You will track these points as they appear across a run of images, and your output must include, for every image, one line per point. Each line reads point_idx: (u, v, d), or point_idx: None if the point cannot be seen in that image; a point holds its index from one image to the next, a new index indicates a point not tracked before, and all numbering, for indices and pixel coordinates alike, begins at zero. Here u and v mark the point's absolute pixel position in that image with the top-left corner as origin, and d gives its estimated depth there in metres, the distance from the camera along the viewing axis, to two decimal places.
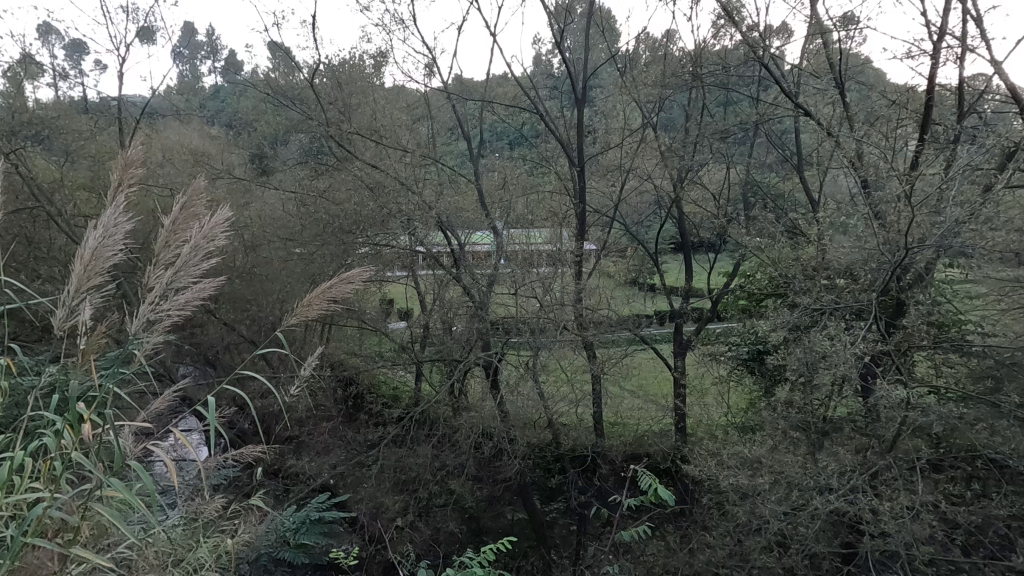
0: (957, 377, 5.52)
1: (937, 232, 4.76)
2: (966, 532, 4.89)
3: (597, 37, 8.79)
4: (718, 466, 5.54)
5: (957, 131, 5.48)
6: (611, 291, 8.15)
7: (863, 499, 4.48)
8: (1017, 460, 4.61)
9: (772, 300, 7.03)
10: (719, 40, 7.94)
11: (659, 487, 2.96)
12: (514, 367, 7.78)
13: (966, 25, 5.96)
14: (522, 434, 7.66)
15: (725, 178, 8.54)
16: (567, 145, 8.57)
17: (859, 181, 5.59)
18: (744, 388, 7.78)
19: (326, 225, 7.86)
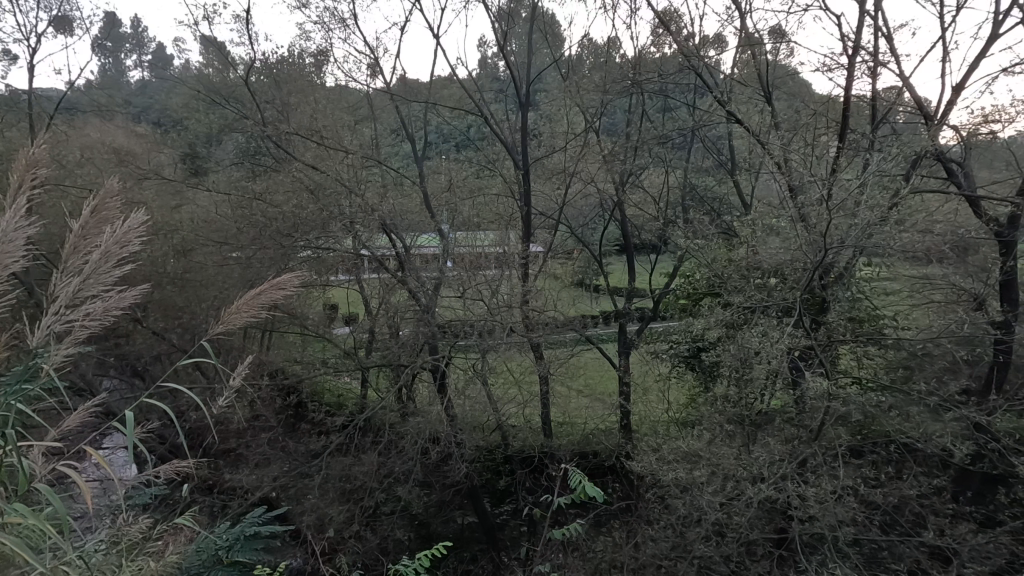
0: (874, 368, 5.92)
1: (855, 233, 5.09)
2: (885, 513, 5.26)
3: (540, 42, 8.91)
4: (659, 461, 5.71)
5: (872, 139, 5.90)
6: (557, 293, 8.30)
7: (792, 486, 4.73)
8: (925, 443, 4.99)
9: (709, 298, 7.33)
10: (657, 48, 8.23)
11: (590, 485, 3.01)
12: (462, 370, 7.75)
13: (877, 42, 6.44)
14: (471, 437, 7.64)
15: (664, 181, 8.85)
16: (511, 149, 8.65)
17: (786, 186, 5.92)
18: (684, 384, 8.05)
19: (263, 228, 7.56)
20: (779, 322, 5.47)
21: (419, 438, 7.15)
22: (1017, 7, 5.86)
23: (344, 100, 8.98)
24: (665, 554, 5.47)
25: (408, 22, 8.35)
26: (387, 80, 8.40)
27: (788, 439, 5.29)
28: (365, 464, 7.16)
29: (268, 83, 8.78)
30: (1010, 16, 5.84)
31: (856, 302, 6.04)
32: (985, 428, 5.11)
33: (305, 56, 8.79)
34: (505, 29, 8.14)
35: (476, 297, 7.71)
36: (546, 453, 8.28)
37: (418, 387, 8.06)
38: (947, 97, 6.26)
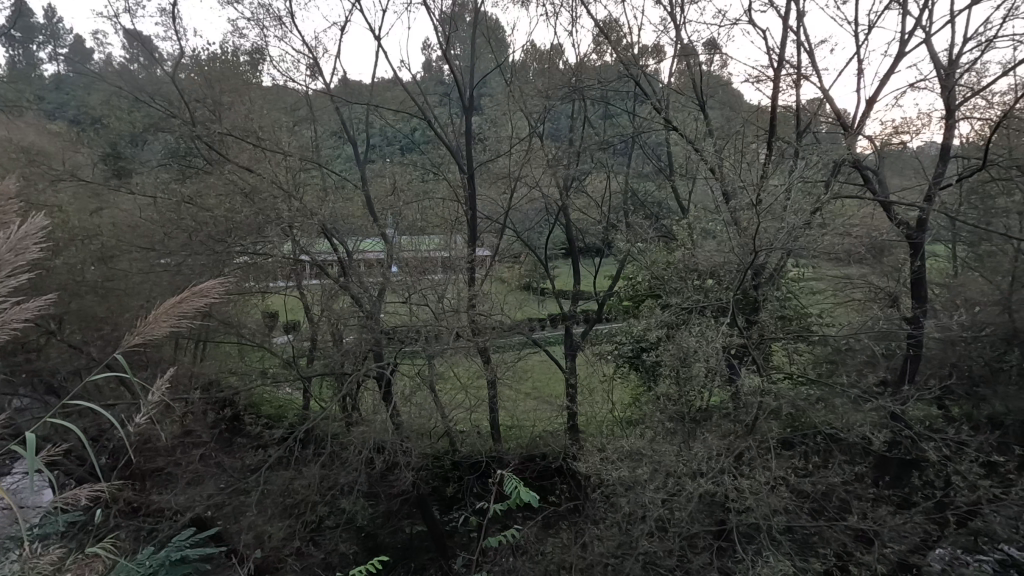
0: (803, 363, 6.26)
1: (782, 236, 5.37)
2: (814, 500, 5.55)
3: (483, 46, 8.93)
4: (605, 460, 5.81)
5: (797, 147, 6.25)
6: (503, 297, 8.32)
7: (728, 479, 4.92)
8: (848, 432, 5.30)
9: (650, 300, 7.55)
10: (597, 56, 8.43)
11: (522, 489, 3.06)
12: (408, 377, 7.62)
13: (800, 56, 6.85)
14: (418, 444, 7.51)
15: (606, 187, 9.04)
16: (456, 153, 8.61)
17: (719, 191, 6.18)
18: (628, 384, 8.24)
19: (193, 233, 7.17)
20: (715, 321, 5.70)
21: (363, 448, 6.96)
22: (919, 28, 6.39)
23: (281, 100, 8.68)
24: (611, 552, 5.56)
25: (348, 23, 8.17)
26: (327, 81, 8.19)
27: (725, 434, 5.50)
28: (307, 477, 6.88)
29: (199, 81, 8.36)
30: (914, 37, 6.37)
31: (786, 301, 6.37)
32: (900, 417, 5.49)
33: (238, 54, 8.44)
34: (448, 33, 8.11)
35: (421, 302, 7.60)
36: (495, 457, 8.26)
37: (363, 395, 7.85)
38: (862, 109, 6.74)
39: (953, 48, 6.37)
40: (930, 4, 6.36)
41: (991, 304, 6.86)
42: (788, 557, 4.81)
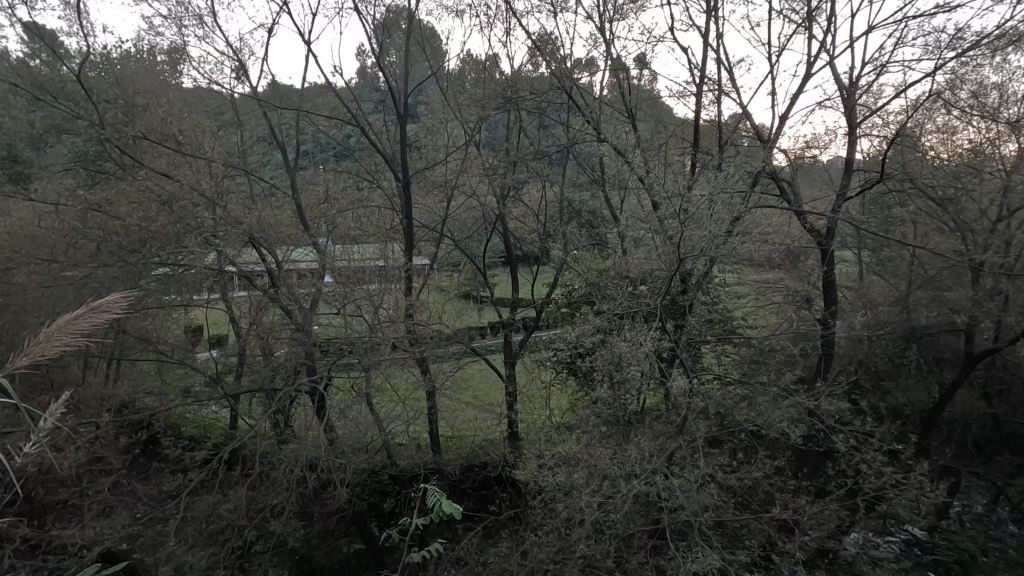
0: (728, 364, 6.57)
1: (705, 243, 5.64)
2: (740, 495, 5.80)
3: (418, 54, 8.86)
4: (543, 467, 5.85)
5: (719, 159, 6.59)
6: (441, 306, 8.25)
7: (661, 480, 5.06)
8: (768, 428, 5.60)
9: (586, 306, 7.71)
10: (532, 67, 8.53)
11: (445, 502, 3.01)
12: (342, 391, 7.39)
13: (721, 74, 7.26)
14: (354, 460, 7.26)
15: (542, 196, 9.17)
16: (391, 161, 8.49)
17: (648, 200, 6.42)
18: (567, 389, 8.33)
19: (102, 244, 6.64)
20: (646, 326, 5.89)
21: (294, 466, 6.65)
22: (824, 51, 6.94)
23: (203, 103, 8.25)
24: (551, 558, 5.60)
25: (276, 25, 7.89)
26: (253, 85, 7.86)
27: (657, 435, 5.67)
28: (232, 501, 6.49)
29: (110, 82, 7.82)
30: (820, 59, 6.91)
31: (712, 305, 6.67)
32: (816, 412, 5.85)
33: (155, 53, 7.96)
34: (381, 40, 7.98)
35: (356, 312, 7.40)
36: (434, 469, 8.14)
37: (295, 411, 7.53)
38: (776, 124, 7.23)
39: (854, 71, 6.94)
40: (832, 30, 6.93)
41: (891, 305, 7.49)
42: (716, 551, 5.01)
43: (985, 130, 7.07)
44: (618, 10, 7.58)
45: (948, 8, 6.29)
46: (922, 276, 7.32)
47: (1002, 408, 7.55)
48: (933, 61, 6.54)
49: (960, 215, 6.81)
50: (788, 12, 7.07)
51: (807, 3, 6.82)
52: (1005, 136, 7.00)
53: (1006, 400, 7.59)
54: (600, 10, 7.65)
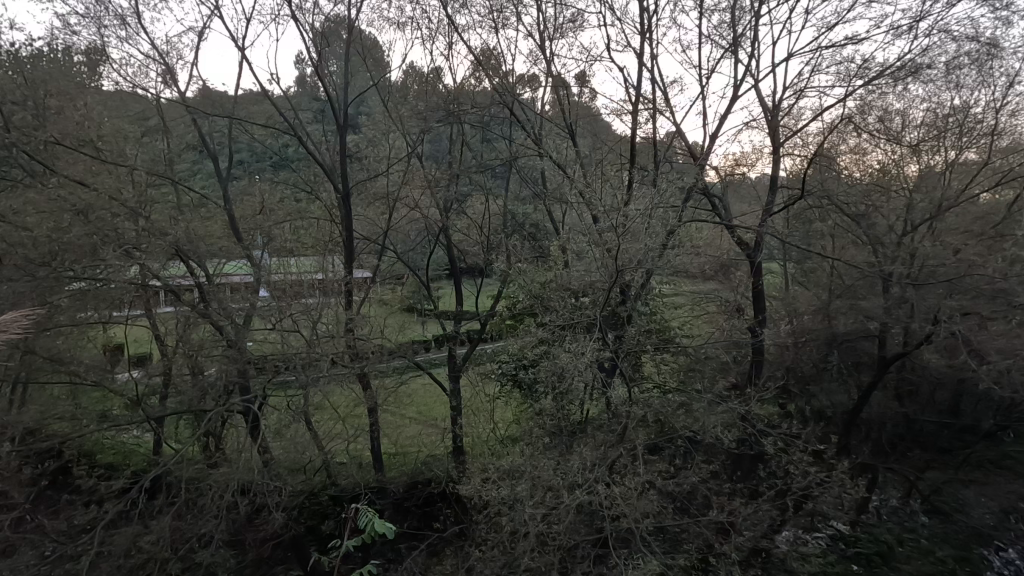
0: (667, 373, 6.75)
1: (642, 255, 5.80)
2: (680, 500, 5.94)
3: (359, 64, 8.73)
4: (488, 480, 5.80)
5: (655, 175, 6.82)
6: (383, 320, 8.07)
7: (602, 489, 5.10)
8: (703, 434, 5.78)
9: (530, 318, 7.77)
10: (475, 82, 8.56)
11: (378, 522, 2.94)
12: (277, 409, 7.06)
13: (655, 93, 7.57)
14: (290, 481, 6.94)
15: (486, 209, 9.18)
16: (330, 171, 8.27)
17: (588, 213, 6.54)
18: (512, 402, 8.28)
19: (4, 256, 6.08)
20: (587, 336, 5.98)
21: (222, 491, 6.26)
22: (749, 75, 7.39)
23: (125, 107, 7.79)
24: (495, 572, 5.55)
25: (207, 29, 7.58)
26: (181, 90, 7.50)
27: (599, 444, 5.75)
28: (153, 532, 6.04)
29: (17, 82, 7.24)
30: (746, 83, 7.35)
31: (651, 316, 6.87)
32: (748, 417, 6.09)
33: (72, 53, 7.47)
34: (319, 48, 7.80)
35: (293, 327, 7.12)
36: (376, 488, 7.91)
37: (227, 433, 7.14)
38: (707, 143, 7.61)
39: (776, 94, 7.41)
40: (755, 55, 7.39)
41: (814, 313, 7.97)
42: (657, 556, 5.10)
43: (890, 153, 7.78)
44: (558, 29, 7.78)
45: (855, 40, 6.85)
46: (840, 286, 7.84)
47: (912, 407, 8.18)
48: (844, 88, 7.09)
49: (871, 229, 7.37)
50: (716, 38, 7.49)
51: (733, 30, 7.24)
52: (908, 158, 7.76)
53: (915, 400, 8.23)
54: (540, 28, 7.82)
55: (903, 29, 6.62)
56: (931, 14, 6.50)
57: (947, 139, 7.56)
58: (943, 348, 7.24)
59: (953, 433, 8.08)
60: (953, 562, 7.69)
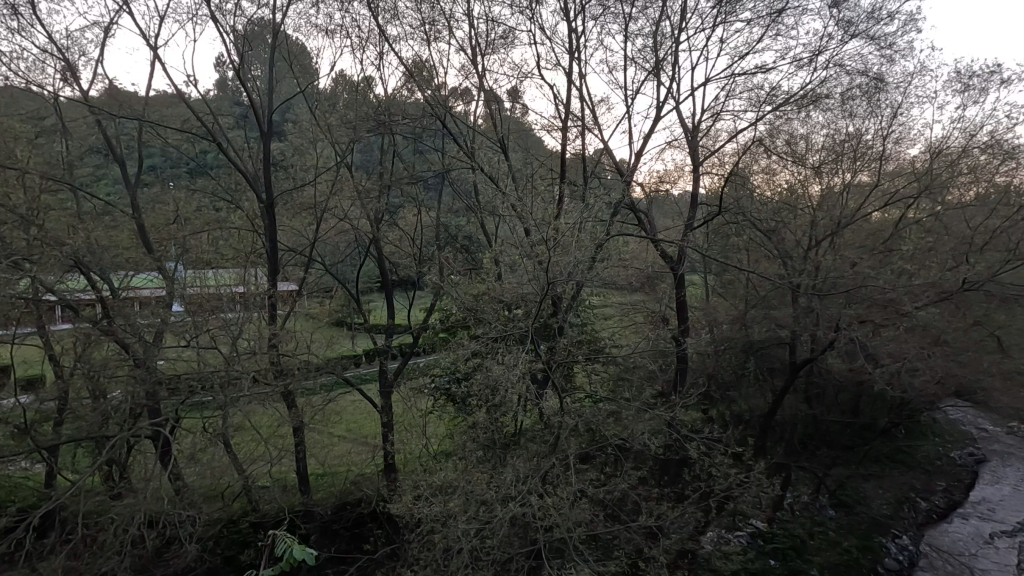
0: (598, 382, 6.89)
1: (573, 268, 5.90)
2: (610, 507, 6.07)
3: (284, 70, 8.41)
4: (420, 497, 5.68)
5: (584, 190, 7.00)
6: (309, 335, 7.75)
7: (536, 501, 5.11)
8: (632, 441, 5.93)
9: (463, 330, 7.71)
10: (407, 92, 8.45)
11: (297, 548, 2.83)
12: (191, 433, 6.58)
13: (584, 111, 7.82)
14: (205, 509, 6.48)
15: (418, 221, 9.05)
16: (253, 179, 7.89)
17: (520, 226, 6.60)
18: (445, 415, 8.10)
19: None
20: (520, 348, 6.01)
21: (126, 525, 5.73)
22: (671, 97, 7.80)
23: (17, 106, 7.10)
24: None
25: (115, 25, 7.05)
26: (84, 89, 6.94)
27: (532, 456, 5.77)
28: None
29: None
30: (668, 104, 7.75)
31: (582, 326, 7.00)
32: (674, 423, 6.32)
33: None
34: (241, 51, 7.43)
35: (210, 344, 6.68)
36: (302, 511, 7.54)
37: (134, 460, 6.58)
38: (633, 160, 7.94)
39: (695, 115, 7.85)
40: (676, 79, 7.81)
41: (732, 323, 8.44)
42: (589, 564, 5.16)
43: (797, 173, 8.46)
44: (490, 44, 7.88)
45: (764, 70, 7.41)
46: (755, 297, 8.37)
47: (819, 409, 8.83)
48: (756, 112, 7.63)
49: (780, 244, 7.93)
50: (640, 61, 7.86)
51: (655, 54, 7.64)
52: (812, 178, 8.45)
53: (822, 402, 8.88)
54: (472, 43, 7.88)
55: (805, 61, 7.23)
56: (828, 49, 7.15)
57: (844, 162, 8.28)
58: (845, 354, 7.85)
59: (854, 431, 9.02)
60: (856, 550, 8.35)
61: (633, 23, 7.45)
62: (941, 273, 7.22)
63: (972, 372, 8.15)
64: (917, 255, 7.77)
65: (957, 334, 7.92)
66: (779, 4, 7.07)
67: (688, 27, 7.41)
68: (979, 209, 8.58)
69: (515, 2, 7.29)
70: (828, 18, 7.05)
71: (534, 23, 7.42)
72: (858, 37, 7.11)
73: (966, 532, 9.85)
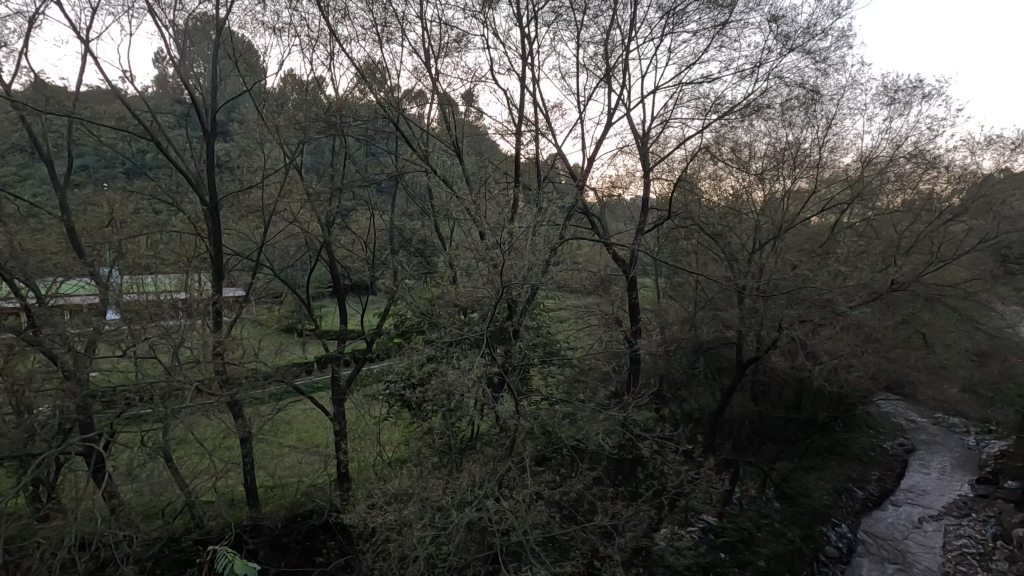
0: (553, 384, 6.94)
1: (528, 271, 5.91)
2: (566, 508, 6.11)
3: (230, 68, 8.10)
4: (374, 506, 5.57)
5: (538, 194, 7.04)
6: (256, 342, 7.46)
7: (491, 504, 5.09)
8: (586, 442, 6.00)
9: (418, 335, 7.61)
10: (359, 94, 8.23)
11: (241, 563, 2.71)
12: (127, 447, 6.22)
13: (537, 116, 7.89)
14: (143, 527, 6.14)
15: (370, 224, 8.87)
16: (195, 180, 7.55)
17: (474, 230, 6.58)
18: (400, 422, 7.96)
19: None
20: (475, 352, 5.98)
21: (53, 548, 5.35)
22: (622, 104, 7.97)
23: None
24: None
25: (41, 16, 6.62)
26: (5, 82, 6.48)
27: (488, 460, 5.75)
28: None
29: None
30: (619, 111, 7.91)
31: (538, 329, 7.04)
32: (627, 423, 6.43)
33: None
34: (181, 47, 7.10)
35: (149, 353, 6.34)
36: (250, 526, 7.24)
37: (63, 479, 6.16)
38: (586, 165, 8.08)
39: (645, 121, 8.06)
40: (627, 87, 8.00)
41: (682, 324, 8.69)
42: (545, 565, 5.18)
43: (741, 179, 8.80)
44: (443, 47, 7.84)
45: (709, 79, 7.69)
46: (704, 299, 8.66)
47: (764, 406, 9.18)
48: (702, 120, 7.91)
49: (726, 247, 8.22)
50: (592, 67, 8.01)
51: (606, 62, 7.80)
52: (755, 184, 8.80)
53: (766, 399, 9.24)
54: (425, 45, 7.82)
55: (747, 72, 7.56)
56: (768, 61, 7.50)
57: (785, 169, 8.66)
58: (787, 352, 8.20)
59: (796, 427, 9.43)
60: (799, 540, 8.74)
61: (584, 31, 7.59)
62: (872, 274, 7.67)
63: (901, 367, 8.69)
64: (850, 258, 8.23)
65: (887, 332, 8.43)
66: (722, 17, 7.36)
67: (638, 36, 7.61)
68: (905, 214, 9.18)
69: (468, 6, 7.29)
70: (768, 32, 7.39)
71: (487, 27, 7.44)
72: (795, 51, 7.49)
73: (898, 518, 10.47)
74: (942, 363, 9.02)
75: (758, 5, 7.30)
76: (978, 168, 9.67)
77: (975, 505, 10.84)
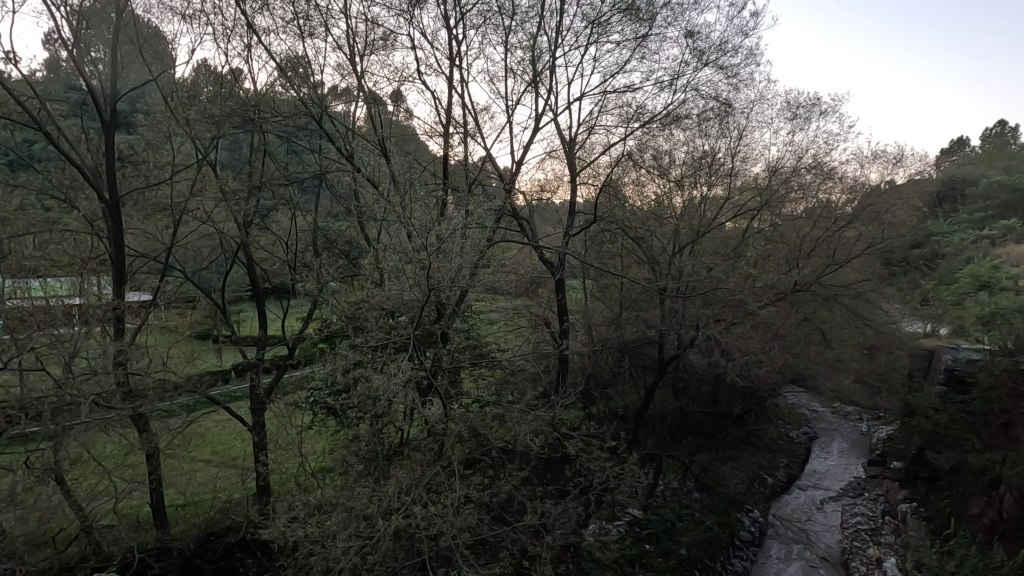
0: (483, 386, 6.91)
1: (456, 274, 5.86)
2: (495, 509, 6.11)
3: (132, 54, 7.46)
4: (297, 518, 5.32)
5: (467, 197, 7.00)
6: (164, 350, 6.93)
7: (421, 511, 5.00)
8: (515, 443, 6.02)
9: (344, 339, 7.35)
10: (280, 89, 7.86)
11: None
12: (11, 471, 5.58)
13: (465, 118, 7.87)
14: (30, 559, 5.51)
15: (292, 225, 8.48)
16: (92, 175, 6.90)
17: (400, 232, 6.43)
18: (325, 429, 7.64)
19: None
20: (402, 357, 5.85)
21: None
22: (549, 109, 8.10)
23: None
24: None
25: None
26: None
27: (417, 466, 5.65)
28: None
29: None
30: (546, 115, 8.03)
31: (467, 332, 6.99)
32: (555, 423, 6.52)
33: None
34: (75, 28, 6.46)
35: (36, 365, 5.71)
36: (157, 549, 6.70)
37: None
38: (515, 168, 8.14)
39: (571, 127, 8.23)
40: (553, 93, 8.13)
41: (607, 325, 8.95)
42: (475, 568, 5.15)
43: (662, 186, 9.20)
44: (369, 45, 7.66)
45: (632, 89, 7.99)
46: (628, 300, 8.96)
47: (684, 401, 9.62)
48: (626, 128, 8.19)
49: (649, 250, 8.55)
50: (520, 72, 8.10)
51: (534, 67, 7.91)
52: (674, 191, 9.22)
53: (686, 394, 9.68)
54: (350, 42, 7.60)
55: (666, 83, 7.91)
56: (685, 74, 7.88)
57: (701, 177, 9.13)
58: (704, 350, 8.63)
59: (712, 420, 9.95)
60: (716, 527, 9.24)
61: (512, 36, 7.66)
62: (778, 275, 8.25)
63: (803, 361, 9.40)
64: (759, 261, 8.81)
65: (792, 329, 9.09)
66: (643, 30, 7.67)
67: (564, 44, 7.76)
68: (806, 221, 9.97)
69: (394, 4, 7.14)
70: (685, 47, 7.78)
71: (414, 26, 7.32)
72: (709, 66, 7.94)
73: (803, 501, 11.32)
74: (838, 357, 9.82)
75: (675, 20, 7.66)
76: (866, 180, 10.69)
77: (868, 485, 11.90)
